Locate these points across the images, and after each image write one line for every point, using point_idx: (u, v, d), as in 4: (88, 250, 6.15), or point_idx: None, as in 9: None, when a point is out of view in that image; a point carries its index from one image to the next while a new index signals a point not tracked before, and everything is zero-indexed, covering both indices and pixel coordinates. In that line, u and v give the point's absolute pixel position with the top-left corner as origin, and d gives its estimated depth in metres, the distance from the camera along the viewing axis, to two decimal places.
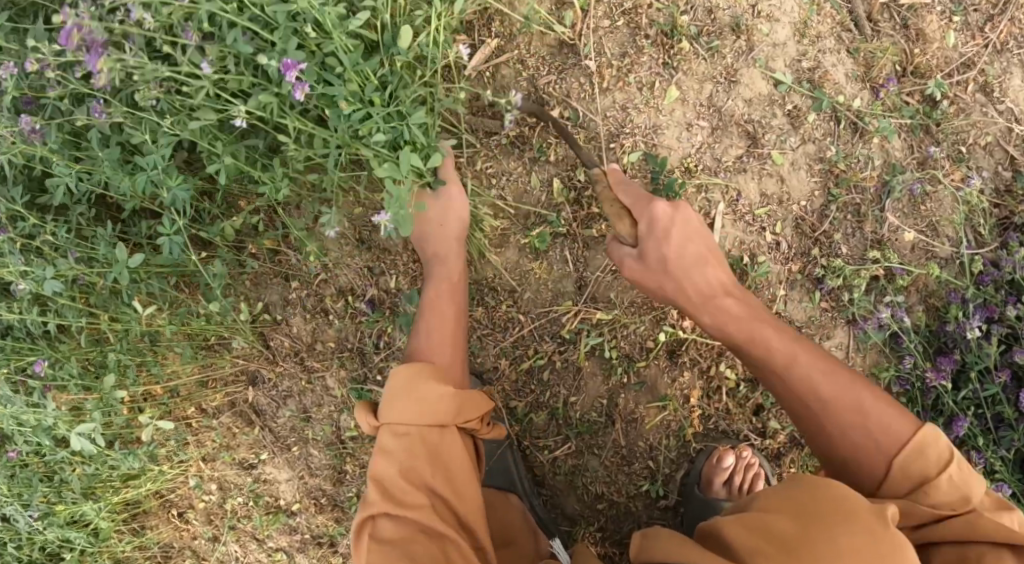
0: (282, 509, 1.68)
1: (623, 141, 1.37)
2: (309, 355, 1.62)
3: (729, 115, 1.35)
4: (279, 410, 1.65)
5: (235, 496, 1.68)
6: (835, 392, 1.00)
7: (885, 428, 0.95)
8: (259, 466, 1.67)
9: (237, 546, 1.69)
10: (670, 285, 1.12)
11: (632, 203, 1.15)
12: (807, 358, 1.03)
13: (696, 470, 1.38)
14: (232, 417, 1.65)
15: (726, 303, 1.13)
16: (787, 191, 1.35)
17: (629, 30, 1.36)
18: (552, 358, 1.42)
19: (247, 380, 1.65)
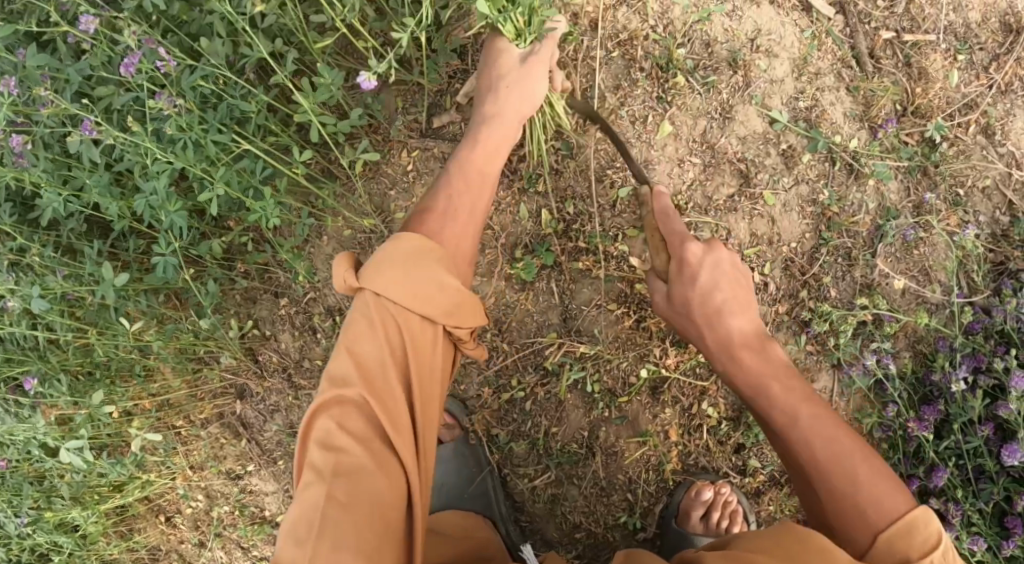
0: (267, 520, 1.72)
1: (613, 174, 1.36)
2: (296, 372, 1.64)
3: (722, 153, 1.34)
4: (265, 423, 1.68)
5: (221, 503, 1.72)
6: (829, 450, 0.96)
7: (885, 494, 0.91)
8: (245, 477, 1.71)
9: (222, 553, 1.74)
10: (740, 352, 1.08)
11: (684, 256, 1.12)
12: (817, 424, 0.98)
13: (676, 503, 1.38)
14: (219, 428, 1.69)
15: (675, 291, 1.13)
16: (777, 232, 1.34)
17: (624, 61, 1.34)
18: (532, 389, 1.42)
19: (236, 393, 1.67)
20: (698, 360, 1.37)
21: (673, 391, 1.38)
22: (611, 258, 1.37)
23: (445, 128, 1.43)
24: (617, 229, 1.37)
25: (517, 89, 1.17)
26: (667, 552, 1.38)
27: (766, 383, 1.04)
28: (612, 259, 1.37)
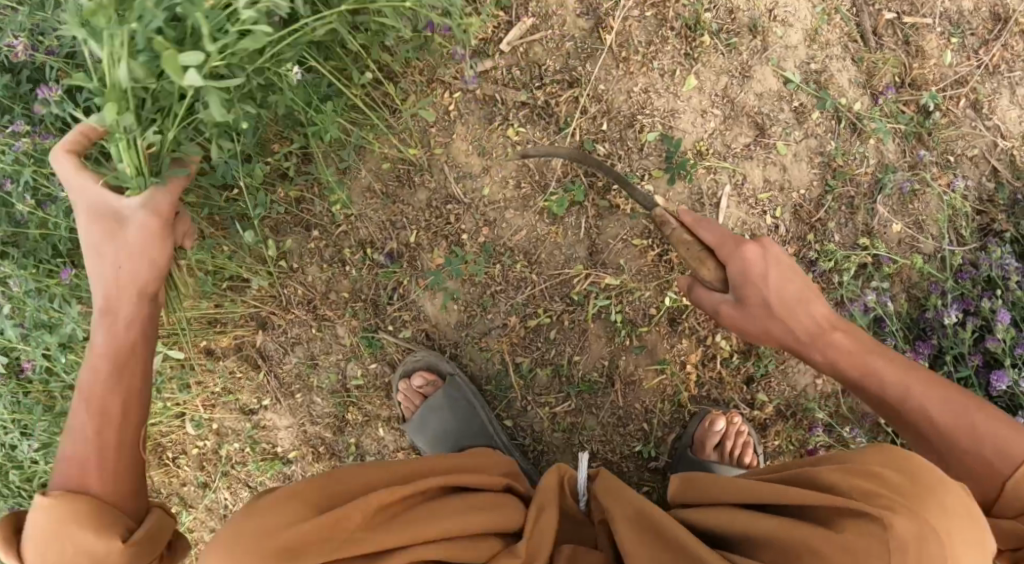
0: (279, 456, 1.74)
1: (643, 120, 1.48)
2: (322, 303, 1.66)
3: (741, 107, 1.47)
4: (284, 356, 1.70)
5: (232, 441, 1.76)
6: (863, 374, 1.18)
7: (958, 413, 1.09)
8: (260, 413, 1.73)
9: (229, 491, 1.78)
10: (809, 345, 1.22)
11: (714, 240, 1.24)
12: (881, 363, 1.17)
13: (690, 433, 1.47)
14: (236, 361, 1.71)
15: (746, 297, 1.22)
16: (789, 179, 1.46)
17: (656, 20, 1.48)
18: (557, 319, 1.52)
19: (256, 325, 1.69)
20: None
21: (690, 321, 1.48)
22: None
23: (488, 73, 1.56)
24: (644, 169, 1.49)
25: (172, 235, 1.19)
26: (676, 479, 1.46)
27: (873, 364, 1.17)
28: None
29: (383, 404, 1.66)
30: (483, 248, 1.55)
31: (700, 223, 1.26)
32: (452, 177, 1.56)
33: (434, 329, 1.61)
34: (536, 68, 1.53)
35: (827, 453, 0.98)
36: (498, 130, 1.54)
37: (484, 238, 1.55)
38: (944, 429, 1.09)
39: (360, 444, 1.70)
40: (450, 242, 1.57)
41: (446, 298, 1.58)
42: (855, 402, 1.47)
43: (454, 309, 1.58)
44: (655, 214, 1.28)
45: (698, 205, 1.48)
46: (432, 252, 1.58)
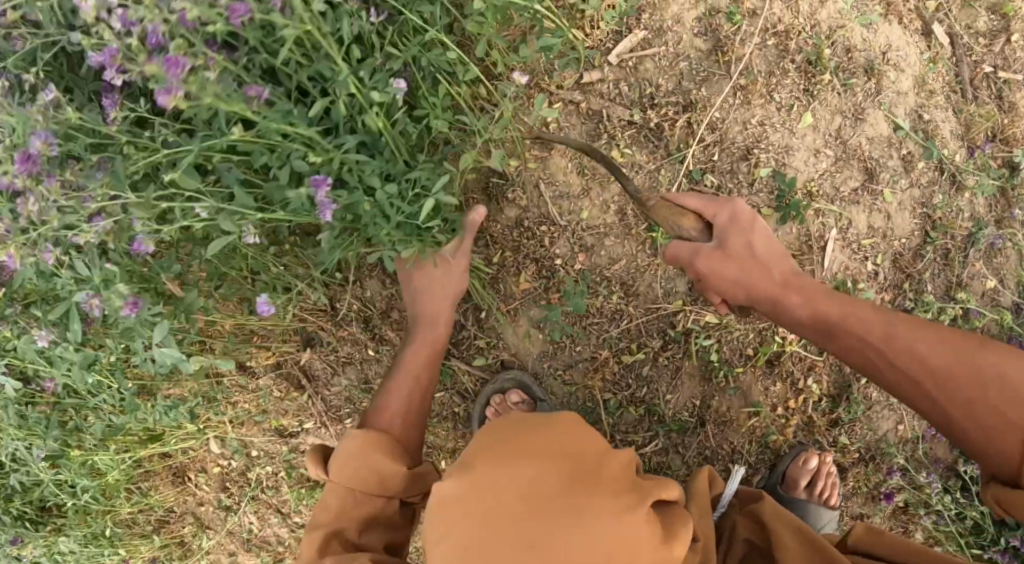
0: (318, 483, 1.72)
1: (758, 154, 1.43)
2: (382, 323, 1.62)
3: (852, 150, 1.44)
4: (334, 378, 1.67)
5: (264, 462, 1.74)
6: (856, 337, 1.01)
7: (932, 347, 0.94)
8: (300, 436, 1.72)
9: (254, 515, 1.78)
10: (790, 295, 1.09)
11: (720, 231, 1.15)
12: (885, 324, 0.99)
13: (780, 469, 1.46)
14: (276, 379, 1.68)
15: (729, 241, 1.13)
16: (891, 227, 1.46)
17: (778, 50, 1.42)
18: (650, 358, 1.46)
19: (301, 342, 1.66)
20: None
21: (787, 364, 1.46)
22: None
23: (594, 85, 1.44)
24: (754, 206, 1.44)
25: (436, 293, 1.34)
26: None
27: (858, 310, 1.03)
28: None
29: (448, 435, 1.55)
30: (579, 278, 1.45)
31: (689, 201, 1.20)
32: (548, 196, 1.45)
33: (512, 357, 1.51)
34: (644, 87, 1.43)
35: None
36: (604, 148, 1.44)
37: (581, 266, 1.45)
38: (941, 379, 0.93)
39: None
40: (538, 267, 1.46)
41: (530, 326, 1.49)
42: (930, 448, 1.51)
43: (537, 337, 1.49)
44: (647, 201, 1.27)
45: (806, 246, 1.45)
46: (518, 276, 1.47)
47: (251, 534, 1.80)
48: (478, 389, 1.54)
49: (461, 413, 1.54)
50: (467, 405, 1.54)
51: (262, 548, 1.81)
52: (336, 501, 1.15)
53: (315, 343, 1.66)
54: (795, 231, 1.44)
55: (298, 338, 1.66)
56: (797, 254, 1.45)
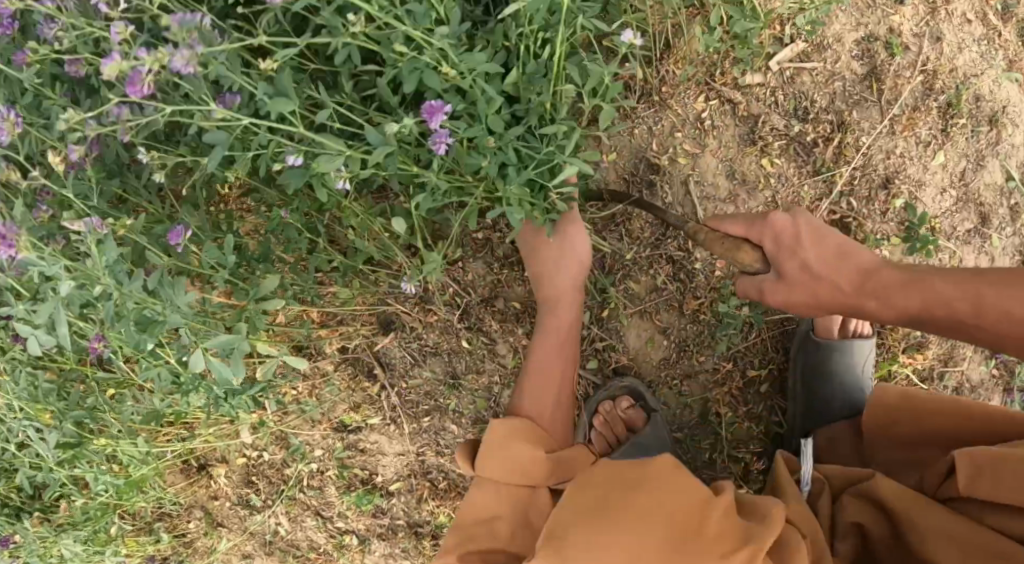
0: (377, 486, 1.58)
1: (896, 184, 1.45)
2: (485, 312, 1.49)
3: (972, 194, 1.47)
4: (413, 369, 1.52)
5: (313, 458, 1.58)
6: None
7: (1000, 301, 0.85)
8: (362, 432, 1.56)
9: (287, 516, 1.63)
10: (871, 300, 0.92)
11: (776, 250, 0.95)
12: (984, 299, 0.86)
13: (808, 319, 1.41)
14: (344, 369, 1.53)
15: (784, 264, 0.94)
16: (995, 270, 1.50)
17: (923, 88, 1.44)
18: (774, 375, 1.46)
19: (379, 325, 1.52)
20: (923, 364, 1.48)
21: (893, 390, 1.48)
22: None
23: (750, 90, 1.42)
24: (884, 235, 1.45)
25: (560, 258, 1.33)
26: (800, 378, 1.39)
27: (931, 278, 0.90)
28: None
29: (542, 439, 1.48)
30: (721, 287, 1.41)
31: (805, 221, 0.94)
32: (696, 199, 1.42)
33: (629, 360, 1.45)
34: (797, 100, 1.42)
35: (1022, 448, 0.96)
36: (754, 154, 1.42)
37: (723, 276, 1.41)
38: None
39: None
40: (673, 269, 1.42)
41: (656, 330, 1.44)
42: None
43: (661, 343, 1.45)
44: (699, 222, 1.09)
45: None
46: (649, 276, 1.43)
47: (275, 536, 1.65)
48: (584, 393, 1.47)
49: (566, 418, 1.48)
50: (572, 410, 1.49)
51: (287, 552, 1.65)
52: (490, 509, 1.12)
53: (398, 328, 1.52)
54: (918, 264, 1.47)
55: (378, 319, 1.51)
56: None
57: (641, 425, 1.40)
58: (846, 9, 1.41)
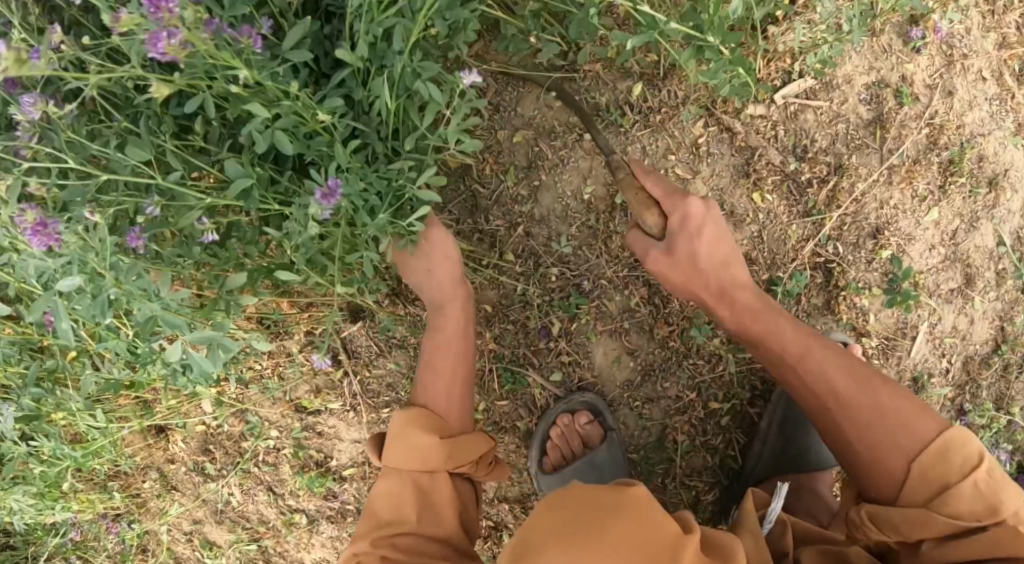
0: (331, 471, 1.59)
1: (884, 235, 1.43)
2: None
3: (960, 254, 1.45)
4: (378, 360, 1.52)
5: (270, 436, 1.60)
6: (868, 403, 1.08)
7: (913, 425, 1.05)
8: (320, 417, 1.56)
9: (240, 487, 1.66)
10: (722, 305, 1.20)
11: (663, 194, 1.14)
12: (876, 390, 1.09)
13: None
14: (309, 351, 1.52)
15: (677, 248, 1.15)
16: (972, 332, 1.48)
17: (928, 141, 1.41)
18: (736, 409, 1.44)
19: (348, 312, 1.50)
20: None
21: None
22: (852, 308, 1.44)
23: (753, 120, 1.39)
24: (866, 284, 1.44)
25: (440, 268, 1.27)
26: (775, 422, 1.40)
27: (774, 322, 1.18)
28: (853, 309, 1.44)
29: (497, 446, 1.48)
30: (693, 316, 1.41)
31: (656, 186, 1.14)
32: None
33: (594, 377, 1.44)
34: (797, 138, 1.39)
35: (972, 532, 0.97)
36: (746, 187, 1.40)
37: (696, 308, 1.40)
38: (903, 493, 1.03)
39: None
40: (649, 293, 1.40)
41: (624, 351, 1.42)
42: None
43: (627, 364, 1.43)
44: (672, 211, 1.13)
45: (901, 332, 1.46)
46: (625, 297, 1.41)
47: (227, 506, 1.69)
48: (545, 406, 1.46)
49: (524, 428, 1.47)
50: (531, 421, 1.48)
51: (236, 522, 1.68)
52: (388, 499, 1.21)
53: (367, 317, 1.51)
54: (895, 317, 1.45)
55: (348, 306, 1.50)
56: (891, 336, 1.46)
57: (596, 444, 1.42)
58: (862, 49, 1.38)
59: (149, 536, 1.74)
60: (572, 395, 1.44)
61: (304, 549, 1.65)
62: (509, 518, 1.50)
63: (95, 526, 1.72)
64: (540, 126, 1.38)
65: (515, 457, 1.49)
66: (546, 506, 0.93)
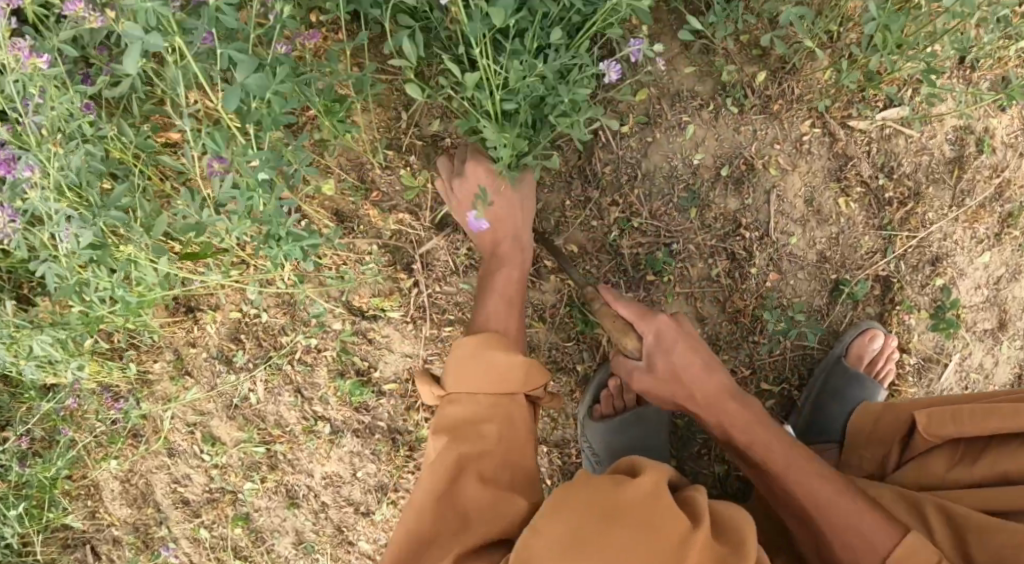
0: (372, 383, 1.59)
1: (940, 264, 1.54)
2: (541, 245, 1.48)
3: (999, 299, 1.58)
4: (451, 277, 1.54)
5: (315, 334, 1.58)
6: (823, 505, 1.06)
7: (870, 527, 1.02)
8: (375, 325, 1.56)
9: (265, 385, 1.62)
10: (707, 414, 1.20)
11: (634, 317, 1.21)
12: (836, 494, 1.06)
13: (843, 345, 1.49)
14: (383, 255, 1.52)
15: (655, 354, 1.19)
16: (993, 373, 1.60)
17: (995, 189, 1.55)
18: (784, 393, 1.53)
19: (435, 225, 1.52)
20: None
21: None
22: (900, 325, 1.55)
23: (853, 132, 1.50)
24: (916, 306, 1.55)
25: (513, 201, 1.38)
26: (813, 396, 1.50)
27: (719, 405, 1.18)
28: (901, 326, 1.55)
29: (550, 387, 1.50)
30: (765, 296, 1.49)
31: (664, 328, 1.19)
32: (773, 210, 1.48)
33: None
34: (888, 158, 1.51)
35: (941, 452, 1.18)
36: (835, 191, 1.50)
37: (767, 292, 1.49)
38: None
39: None
40: (728, 265, 1.49)
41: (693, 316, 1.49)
42: None
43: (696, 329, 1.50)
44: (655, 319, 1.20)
45: (935, 357, 1.57)
46: (705, 266, 1.49)
47: (244, 402, 1.64)
48: (606, 355, 1.50)
49: (581, 372, 1.50)
50: (588, 368, 1.50)
51: (251, 420, 1.65)
52: (476, 421, 1.13)
53: (450, 232, 1.52)
54: (933, 342, 1.57)
55: (434, 218, 1.51)
56: (926, 360, 1.57)
57: (650, 400, 1.47)
58: (961, 93, 1.52)
59: (146, 422, 1.68)
60: None
61: (318, 460, 1.64)
62: (543, 461, 1.53)
63: (93, 400, 1.63)
64: (667, 87, 1.46)
65: (563, 400, 1.51)
66: (547, 510, 0.96)
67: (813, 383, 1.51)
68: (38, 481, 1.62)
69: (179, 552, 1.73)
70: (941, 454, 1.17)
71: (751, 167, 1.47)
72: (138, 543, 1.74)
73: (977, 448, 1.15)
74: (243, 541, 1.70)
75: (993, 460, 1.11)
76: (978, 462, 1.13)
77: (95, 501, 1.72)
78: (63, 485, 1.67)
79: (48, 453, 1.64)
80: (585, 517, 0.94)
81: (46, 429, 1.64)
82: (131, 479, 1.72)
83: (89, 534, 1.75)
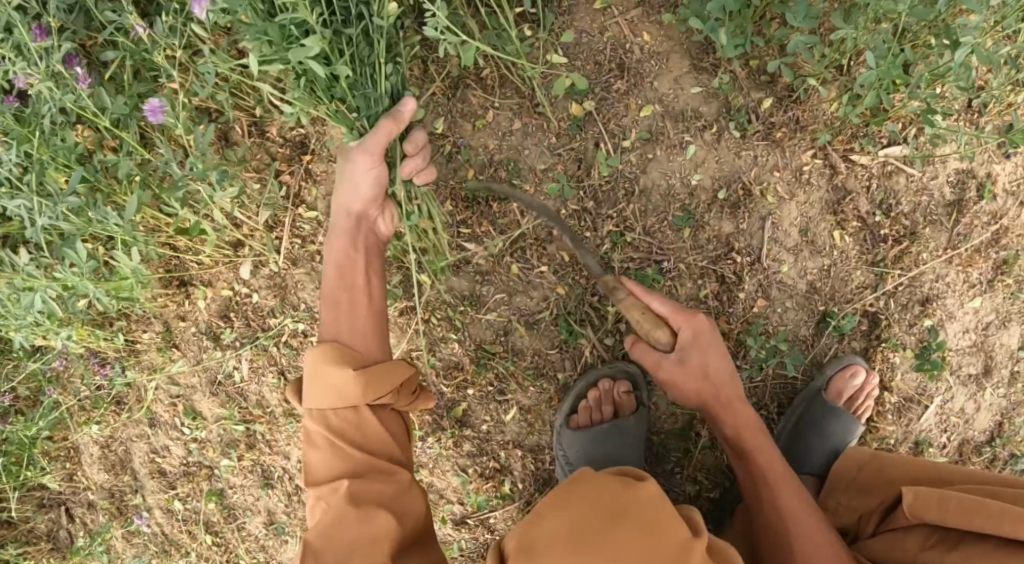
0: None
1: (929, 305, 1.53)
2: (533, 249, 1.49)
3: (988, 345, 1.56)
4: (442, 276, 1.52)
5: (303, 318, 1.61)
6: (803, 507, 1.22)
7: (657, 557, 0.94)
8: None
9: (251, 362, 1.65)
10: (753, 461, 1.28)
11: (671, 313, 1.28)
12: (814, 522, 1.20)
13: (823, 378, 1.50)
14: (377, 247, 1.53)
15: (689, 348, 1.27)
16: (975, 419, 1.58)
17: (993, 234, 1.52)
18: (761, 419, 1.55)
19: None
20: None
21: None
22: (883, 362, 1.54)
23: (853, 167, 1.49)
24: (902, 345, 1.54)
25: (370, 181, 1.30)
26: (792, 422, 1.52)
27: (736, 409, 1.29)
28: (884, 363, 1.54)
29: (529, 392, 1.52)
30: (751, 322, 1.50)
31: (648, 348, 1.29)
32: (767, 237, 1.49)
33: None
34: (885, 194, 1.50)
35: (918, 533, 1.16)
36: (830, 223, 1.50)
37: (753, 318, 1.51)
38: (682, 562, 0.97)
39: (466, 412, 1.55)
40: (716, 288, 1.50)
41: None
42: None
43: None
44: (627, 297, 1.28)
45: (916, 398, 1.57)
46: (692, 287, 1.50)
47: (227, 380, 1.66)
48: (586, 365, 1.51)
49: (561, 380, 1.52)
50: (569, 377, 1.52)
51: (232, 397, 1.67)
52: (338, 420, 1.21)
53: (446, 229, 1.50)
54: (915, 382, 1.56)
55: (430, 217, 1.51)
56: (906, 400, 1.57)
57: (627, 413, 1.47)
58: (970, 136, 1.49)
59: (130, 390, 1.70)
60: (620, 363, 1.49)
61: (295, 443, 1.67)
62: (517, 465, 1.54)
63: (81, 363, 1.66)
64: (671, 105, 1.47)
65: (541, 407, 1.53)
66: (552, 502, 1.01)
67: (791, 410, 1.52)
68: (18, 439, 1.65)
69: (152, 522, 1.75)
70: (915, 536, 1.15)
71: (748, 193, 1.48)
72: (112, 509, 1.76)
73: (951, 539, 1.12)
74: (215, 516, 1.72)
75: (966, 553, 1.08)
76: (950, 552, 1.10)
77: (74, 464, 1.75)
78: (43, 445, 1.70)
79: (31, 413, 1.66)
80: (589, 520, 0.97)
81: (33, 388, 1.67)
82: (110, 445, 1.74)
83: (65, 496, 1.77)
